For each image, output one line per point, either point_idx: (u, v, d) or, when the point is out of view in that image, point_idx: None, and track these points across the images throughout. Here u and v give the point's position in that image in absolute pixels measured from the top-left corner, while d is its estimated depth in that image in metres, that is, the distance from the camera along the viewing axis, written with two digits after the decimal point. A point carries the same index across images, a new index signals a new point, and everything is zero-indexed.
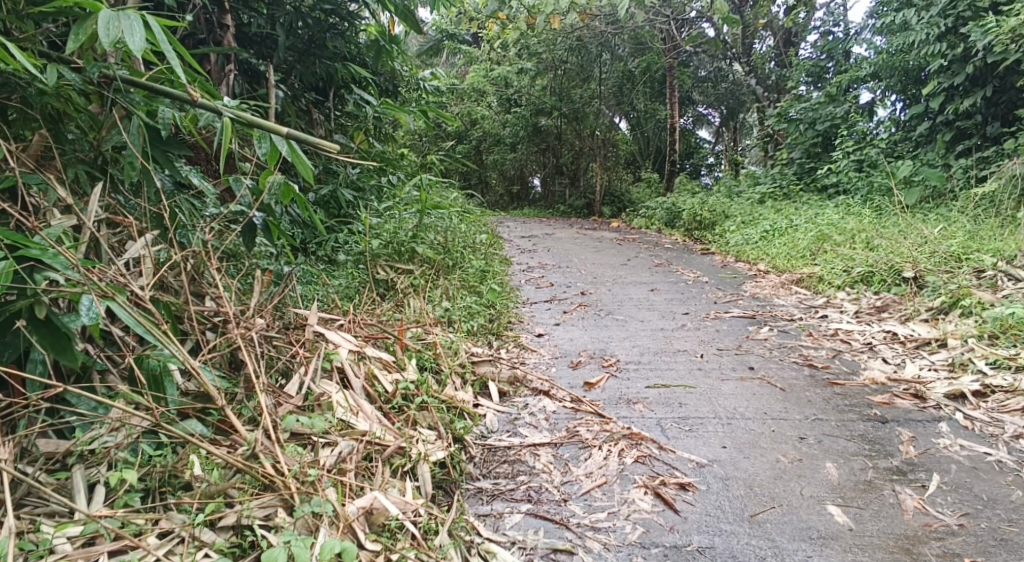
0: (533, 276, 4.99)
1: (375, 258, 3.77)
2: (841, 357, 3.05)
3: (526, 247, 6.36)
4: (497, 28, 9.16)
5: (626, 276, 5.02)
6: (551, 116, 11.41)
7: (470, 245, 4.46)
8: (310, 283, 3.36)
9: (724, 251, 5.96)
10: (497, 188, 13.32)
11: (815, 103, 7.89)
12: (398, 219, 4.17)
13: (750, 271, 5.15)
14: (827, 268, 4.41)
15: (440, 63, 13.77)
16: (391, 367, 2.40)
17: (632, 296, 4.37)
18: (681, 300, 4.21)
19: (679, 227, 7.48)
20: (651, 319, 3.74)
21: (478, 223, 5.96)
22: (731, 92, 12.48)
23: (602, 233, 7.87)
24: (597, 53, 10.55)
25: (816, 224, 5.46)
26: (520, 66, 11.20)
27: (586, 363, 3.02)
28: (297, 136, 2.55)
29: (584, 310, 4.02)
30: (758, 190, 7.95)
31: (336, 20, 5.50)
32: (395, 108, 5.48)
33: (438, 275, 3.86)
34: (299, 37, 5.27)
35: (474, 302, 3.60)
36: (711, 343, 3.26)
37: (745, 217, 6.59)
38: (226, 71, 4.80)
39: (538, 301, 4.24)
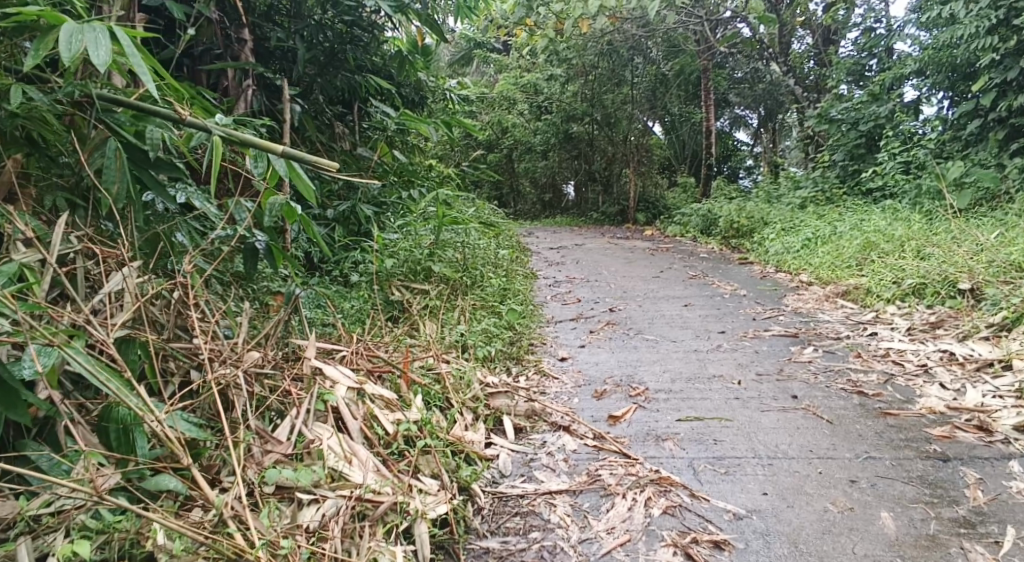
0: (560, 291, 4.78)
1: (389, 278, 3.59)
2: (893, 383, 2.77)
3: (554, 259, 6.13)
4: (524, 35, 9.00)
5: (658, 290, 4.77)
6: (583, 123, 11.14)
7: (491, 261, 4.26)
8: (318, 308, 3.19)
9: (764, 261, 5.65)
10: (529, 197, 13.13)
11: (858, 102, 7.52)
12: (416, 236, 3.99)
13: (791, 282, 4.84)
14: (875, 279, 4.09)
15: (470, 72, 13.66)
16: (394, 406, 2.20)
17: (665, 313, 4.11)
18: (716, 317, 3.94)
19: (715, 234, 7.18)
20: (683, 340, 3.48)
21: (504, 236, 5.78)
22: (768, 92, 12.08)
23: (636, 242, 7.61)
24: (627, 57, 10.30)
25: (863, 231, 5.13)
26: (549, 73, 11.02)
27: (611, 392, 2.78)
28: (293, 154, 2.37)
29: (612, 329, 3.78)
30: (799, 195, 7.59)
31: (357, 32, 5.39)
32: (415, 120, 5.34)
33: (456, 295, 3.67)
34: (320, 50, 5.17)
35: (493, 324, 3.40)
36: (750, 367, 2.99)
37: (785, 223, 6.27)
38: (245, 87, 4.74)
39: (563, 320, 4.02)
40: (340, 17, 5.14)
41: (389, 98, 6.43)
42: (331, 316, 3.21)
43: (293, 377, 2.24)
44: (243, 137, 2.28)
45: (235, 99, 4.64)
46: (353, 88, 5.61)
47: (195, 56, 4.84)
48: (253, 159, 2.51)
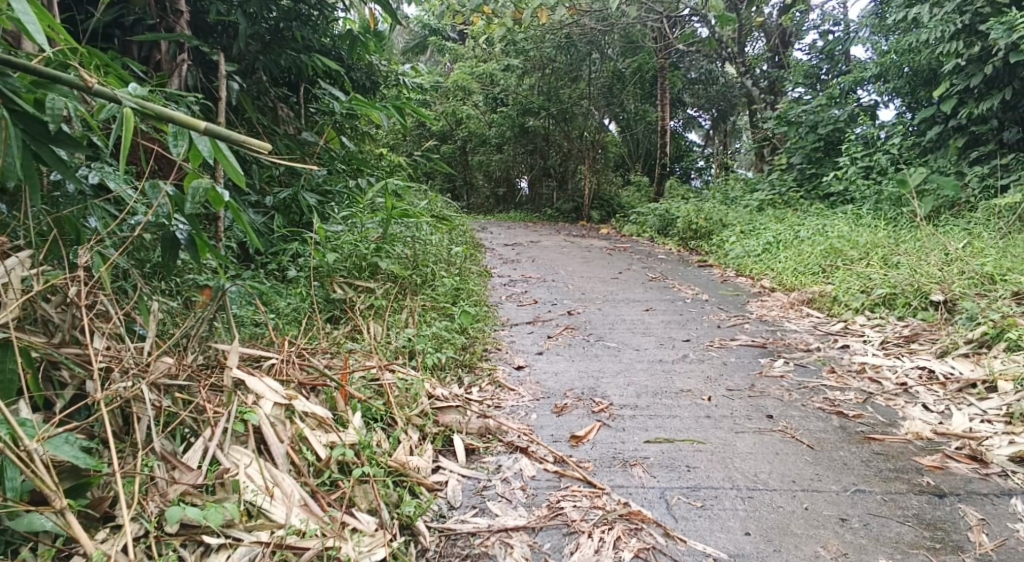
0: (515, 291, 4.52)
1: (331, 274, 3.27)
2: (873, 403, 2.63)
3: (509, 256, 5.88)
4: (481, 23, 8.69)
5: (617, 291, 4.56)
6: (539, 117, 10.91)
7: (445, 258, 3.99)
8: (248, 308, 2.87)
9: (723, 264, 5.51)
10: (482, 190, 12.85)
11: (816, 106, 7.46)
12: (360, 229, 3.67)
13: (753, 287, 4.71)
14: (842, 288, 3.99)
15: (422, 59, 13.26)
16: (327, 425, 1.90)
17: (625, 318, 3.90)
18: (680, 323, 3.76)
19: (673, 235, 7.03)
20: (647, 348, 3.27)
21: (456, 231, 5.50)
22: (723, 94, 12.06)
23: (591, 240, 7.41)
24: (586, 51, 10.09)
25: (825, 237, 5.03)
26: (506, 63, 10.72)
27: (573, 408, 2.53)
28: (217, 134, 2.02)
29: (571, 334, 3.54)
30: (756, 197, 7.52)
31: (305, 8, 5.00)
32: (364, 104, 4.99)
33: (404, 294, 3.37)
34: (264, 25, 4.78)
35: (445, 326, 3.12)
36: (719, 382, 2.79)
37: (745, 225, 6.16)
38: (178, 61, 4.27)
39: (519, 322, 3.76)
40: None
41: (337, 80, 6.06)
42: (264, 315, 2.89)
43: (211, 386, 1.92)
44: (157, 109, 1.92)
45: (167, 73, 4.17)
46: (298, 68, 5.22)
47: (125, 27, 4.39)
48: (171, 136, 2.16)
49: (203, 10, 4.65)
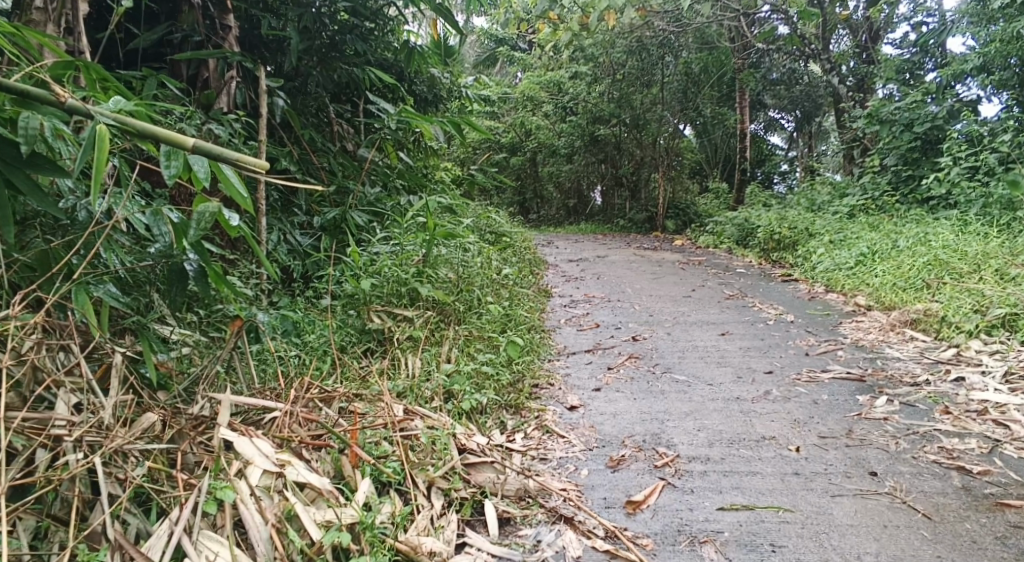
0: (576, 313, 4.17)
1: (368, 302, 3.00)
2: (1002, 454, 2.13)
3: (573, 274, 5.52)
4: (547, 29, 8.34)
5: (689, 312, 4.14)
6: (609, 125, 10.50)
7: (495, 279, 3.66)
8: (273, 348, 2.64)
9: (810, 278, 5.00)
10: (554, 201, 12.53)
11: (912, 102, 6.78)
12: (402, 250, 3.41)
13: (846, 306, 4.19)
14: (952, 307, 3.44)
15: (493, 72, 13.25)
16: (331, 500, 1.62)
17: (697, 344, 3.47)
18: (761, 351, 3.30)
19: (753, 247, 6.48)
20: (723, 384, 2.85)
21: (515, 249, 5.21)
22: (807, 94, 11.39)
23: (664, 254, 6.95)
24: (658, 55, 9.62)
25: (928, 248, 4.45)
26: (573, 71, 10.39)
27: (631, 461, 2.15)
28: (207, 150, 1.74)
29: (635, 366, 3.14)
30: (845, 203, 6.88)
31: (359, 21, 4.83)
32: (414, 116, 4.69)
33: (448, 322, 3.08)
34: (319, 39, 4.61)
35: (492, 360, 2.79)
36: (809, 427, 2.38)
37: (835, 235, 5.59)
38: (226, 79, 4.13)
39: (577, 351, 3.38)
40: (340, 3, 4.58)
41: (393, 94, 5.86)
42: (288, 351, 2.64)
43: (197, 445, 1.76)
44: (134, 123, 1.68)
45: (214, 92, 4.04)
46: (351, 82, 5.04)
47: (175, 46, 4.28)
48: (164, 157, 1.94)
49: (255, 26, 4.52)
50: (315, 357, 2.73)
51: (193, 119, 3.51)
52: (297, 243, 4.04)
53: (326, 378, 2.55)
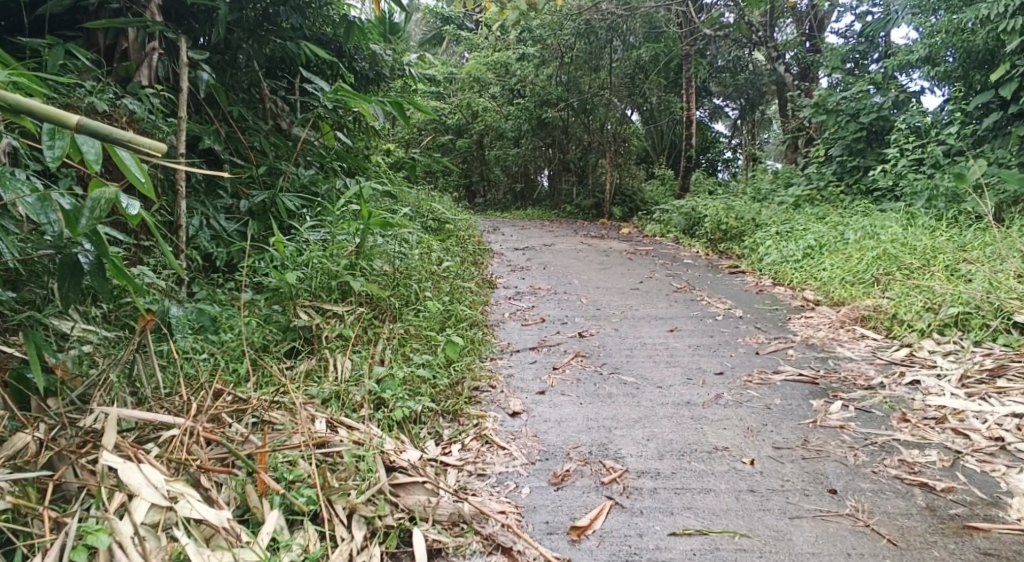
0: (520, 307, 3.99)
1: (295, 297, 2.76)
2: (963, 468, 2.10)
3: (519, 263, 5.34)
4: (494, 8, 8.04)
5: (637, 306, 4.01)
6: (557, 109, 10.29)
7: (436, 270, 3.45)
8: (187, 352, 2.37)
9: (757, 270, 4.94)
10: (500, 185, 12.30)
11: (858, 93, 6.79)
12: (334, 239, 3.15)
13: (794, 300, 4.13)
14: (902, 304, 3.40)
15: (440, 51, 12.89)
16: (231, 538, 1.40)
17: (646, 341, 3.33)
18: (711, 350, 3.20)
19: (699, 236, 6.41)
20: (674, 387, 2.71)
21: (458, 238, 5.01)
22: (751, 82, 11.40)
23: (611, 242, 6.83)
24: (606, 39, 9.44)
25: (875, 242, 4.43)
26: (521, 52, 10.13)
27: (576, 476, 2.00)
28: (93, 127, 1.39)
29: (581, 366, 2.98)
30: (791, 193, 6.89)
31: None
32: (351, 94, 4.40)
33: (382, 318, 2.85)
34: (251, 10, 4.27)
35: (430, 361, 2.59)
36: (764, 437, 2.27)
37: (783, 226, 5.56)
38: (148, 49, 3.76)
39: (521, 349, 3.20)
40: None
41: (331, 70, 5.53)
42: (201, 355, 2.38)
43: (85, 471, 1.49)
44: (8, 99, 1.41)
45: (134, 64, 3.68)
46: (284, 56, 4.72)
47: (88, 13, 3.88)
48: (47, 135, 1.69)
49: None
50: (232, 359, 2.47)
51: (104, 92, 3.16)
52: (223, 228, 3.74)
53: (246, 383, 2.31)
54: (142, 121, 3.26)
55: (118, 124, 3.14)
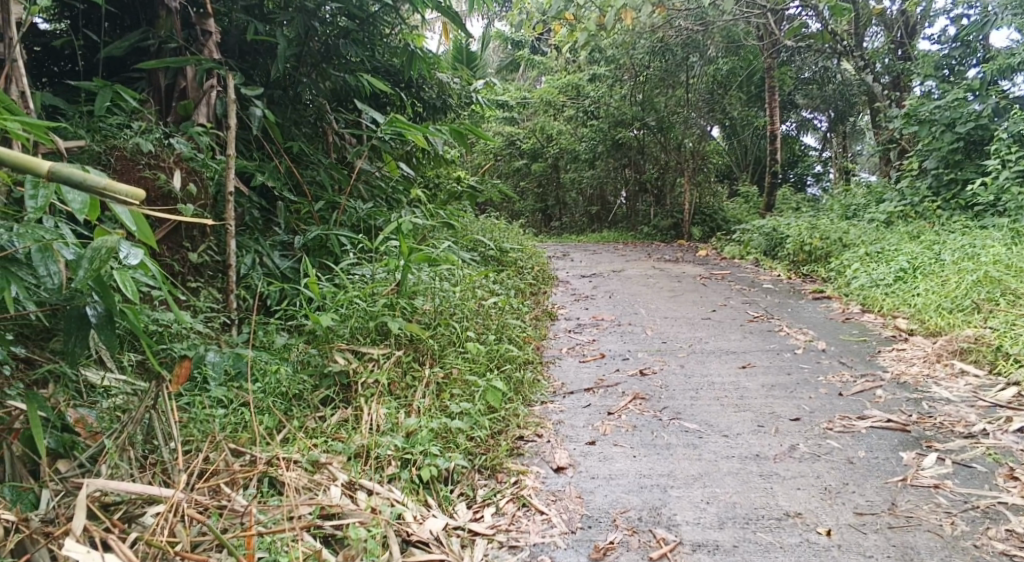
0: (580, 341, 3.75)
1: (332, 340, 2.64)
2: None
3: (584, 291, 5.11)
4: (563, 31, 7.89)
5: (706, 339, 3.70)
6: (632, 129, 10.00)
7: (485, 305, 3.27)
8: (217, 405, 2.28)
9: (844, 295, 4.53)
10: (576, 208, 12.09)
11: (956, 100, 6.22)
12: (374, 277, 3.02)
13: (884, 330, 3.72)
14: (1011, 336, 2.99)
15: (516, 77, 13.28)
16: None
17: (714, 381, 3.03)
18: (786, 390, 2.87)
19: (781, 258, 5.99)
20: (741, 437, 2.42)
21: (518, 269, 4.84)
22: (840, 93, 10.74)
23: (687, 267, 6.49)
24: (682, 56, 8.97)
25: (977, 263, 3.98)
26: (593, 73, 9.93)
27: (621, 551, 1.78)
28: (65, 175, 1.38)
29: (640, 411, 2.71)
30: (882, 209, 6.39)
31: (352, 23, 4.50)
32: (402, 125, 4.33)
33: (421, 362, 2.68)
34: (310, 45, 4.29)
35: (470, 409, 2.40)
36: (845, 499, 1.96)
37: (873, 246, 5.11)
38: (205, 88, 3.75)
39: (575, 390, 2.97)
40: (331, 5, 4.25)
41: (395, 101, 5.52)
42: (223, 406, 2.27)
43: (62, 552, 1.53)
44: None
45: (191, 103, 3.69)
46: (344, 89, 4.71)
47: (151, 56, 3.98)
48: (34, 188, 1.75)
49: (239, 32, 4.20)
50: (261, 410, 2.37)
51: (152, 132, 3.19)
52: (275, 265, 3.70)
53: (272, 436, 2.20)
54: (189, 160, 3.29)
55: (164, 163, 3.19)
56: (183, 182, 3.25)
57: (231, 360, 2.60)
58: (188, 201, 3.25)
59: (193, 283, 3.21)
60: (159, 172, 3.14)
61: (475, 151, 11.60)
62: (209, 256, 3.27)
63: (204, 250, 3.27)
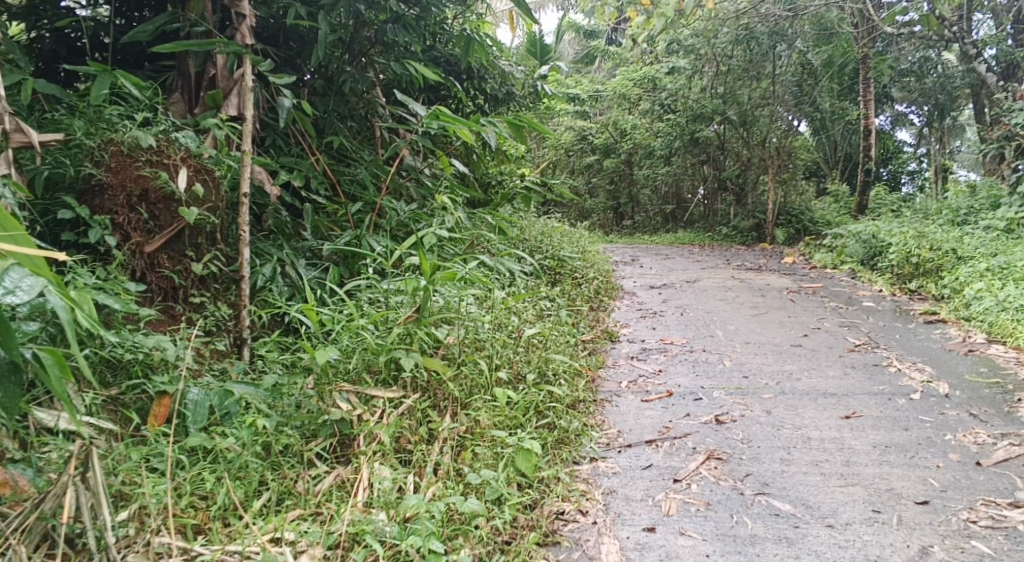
0: (645, 373, 3.16)
1: (332, 379, 2.21)
2: None
3: (651, 306, 4.50)
4: (638, 18, 7.19)
5: (798, 374, 3.05)
6: (712, 123, 9.26)
7: (524, 336, 2.73)
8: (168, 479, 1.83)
9: (963, 318, 3.75)
10: (650, 207, 11.41)
11: None
12: (391, 302, 2.56)
13: (1022, 367, 2.96)
14: None
15: (588, 70, 12.65)
16: None
17: (811, 435, 2.39)
18: (904, 451, 2.21)
19: (883, 269, 5.18)
20: (851, 529, 1.83)
21: (574, 284, 4.31)
22: (941, 85, 9.61)
23: (770, 276, 5.76)
24: (769, 45, 8.12)
25: None
26: (671, 65, 9.20)
27: None
28: None
29: (715, 478, 2.13)
30: (1001, 214, 5.52)
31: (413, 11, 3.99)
32: (447, 117, 3.80)
33: (438, 409, 2.24)
34: (356, 30, 3.79)
35: (494, 478, 1.96)
36: None
37: (1001, 259, 4.27)
38: (238, 77, 3.19)
39: (633, 443, 2.40)
40: None
41: (450, 92, 5.04)
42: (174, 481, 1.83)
43: None
44: None
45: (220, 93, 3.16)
46: (393, 78, 4.23)
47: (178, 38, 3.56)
48: None
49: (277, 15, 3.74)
50: (231, 477, 1.91)
51: (155, 125, 2.73)
52: (299, 276, 3.19)
53: (240, 523, 1.79)
54: (199, 157, 2.80)
55: (168, 160, 2.72)
56: (189, 182, 2.77)
57: (218, 399, 2.15)
58: (194, 204, 2.77)
59: (197, 298, 2.75)
60: (161, 171, 2.69)
61: (546, 147, 11.11)
62: (216, 267, 2.81)
63: (210, 260, 2.81)
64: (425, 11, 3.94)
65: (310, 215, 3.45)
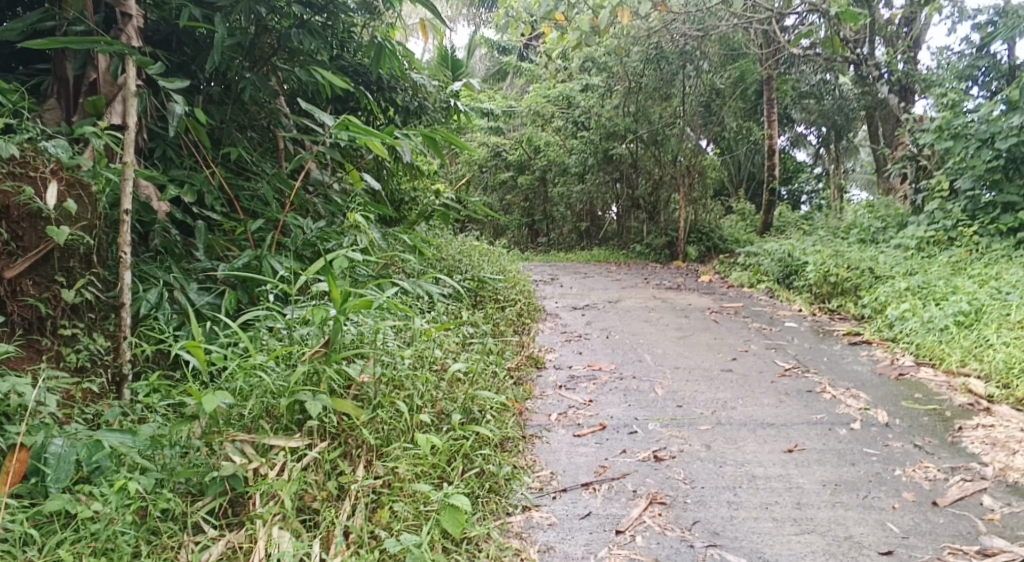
0: (574, 404, 2.95)
1: (222, 427, 1.88)
2: None
3: (575, 329, 4.33)
4: (553, 35, 7.04)
5: (732, 402, 2.92)
6: (625, 141, 9.22)
7: (448, 370, 2.46)
8: None
9: (887, 340, 3.76)
10: (565, 223, 11.36)
11: (990, 112, 5.46)
12: (294, 335, 2.25)
13: (953, 391, 2.95)
14: None
15: (501, 85, 12.51)
16: None
17: (755, 473, 2.24)
18: (856, 492, 2.10)
19: (800, 288, 5.21)
20: None
21: (497, 306, 4.07)
22: (838, 108, 9.98)
23: (690, 296, 5.72)
24: (678, 65, 8.16)
25: None
26: (585, 82, 9.18)
27: None
28: None
29: (661, 528, 1.94)
30: (908, 234, 5.69)
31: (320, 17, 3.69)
32: (358, 128, 3.51)
33: (351, 461, 1.95)
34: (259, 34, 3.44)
35: (415, 545, 1.72)
36: None
37: (914, 280, 4.34)
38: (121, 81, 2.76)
39: (568, 486, 2.18)
40: None
41: (362, 103, 4.73)
42: None
43: None
44: None
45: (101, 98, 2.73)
46: (299, 86, 3.90)
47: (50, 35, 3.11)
48: None
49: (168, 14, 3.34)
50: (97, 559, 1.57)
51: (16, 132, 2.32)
52: (189, 302, 2.82)
53: None
54: (72, 169, 2.39)
55: (33, 170, 2.31)
56: (60, 197, 2.36)
57: (85, 452, 1.79)
58: (66, 222, 2.36)
59: (68, 329, 2.31)
60: (25, 185, 2.27)
61: (459, 163, 10.86)
62: (91, 294, 2.39)
63: (85, 287, 2.38)
64: (331, 18, 3.65)
65: (202, 233, 3.08)
